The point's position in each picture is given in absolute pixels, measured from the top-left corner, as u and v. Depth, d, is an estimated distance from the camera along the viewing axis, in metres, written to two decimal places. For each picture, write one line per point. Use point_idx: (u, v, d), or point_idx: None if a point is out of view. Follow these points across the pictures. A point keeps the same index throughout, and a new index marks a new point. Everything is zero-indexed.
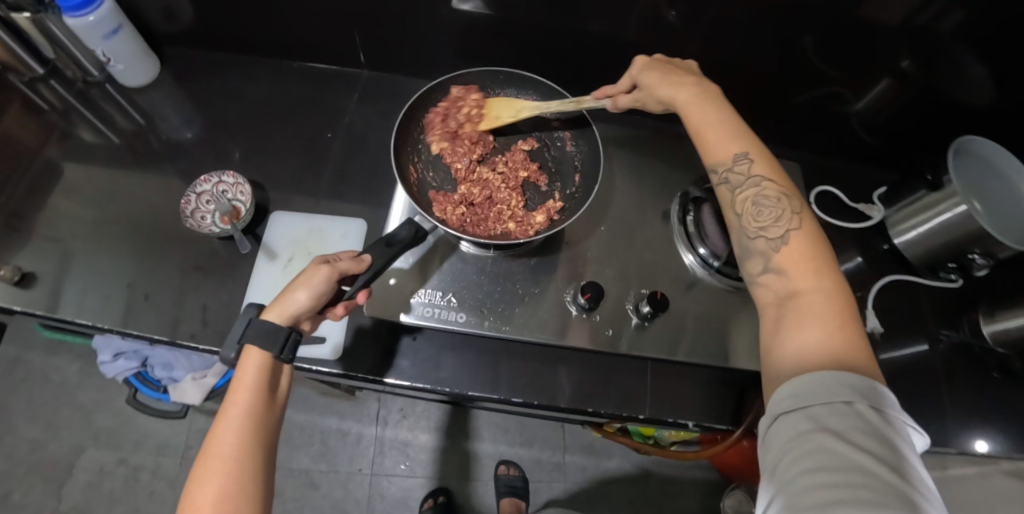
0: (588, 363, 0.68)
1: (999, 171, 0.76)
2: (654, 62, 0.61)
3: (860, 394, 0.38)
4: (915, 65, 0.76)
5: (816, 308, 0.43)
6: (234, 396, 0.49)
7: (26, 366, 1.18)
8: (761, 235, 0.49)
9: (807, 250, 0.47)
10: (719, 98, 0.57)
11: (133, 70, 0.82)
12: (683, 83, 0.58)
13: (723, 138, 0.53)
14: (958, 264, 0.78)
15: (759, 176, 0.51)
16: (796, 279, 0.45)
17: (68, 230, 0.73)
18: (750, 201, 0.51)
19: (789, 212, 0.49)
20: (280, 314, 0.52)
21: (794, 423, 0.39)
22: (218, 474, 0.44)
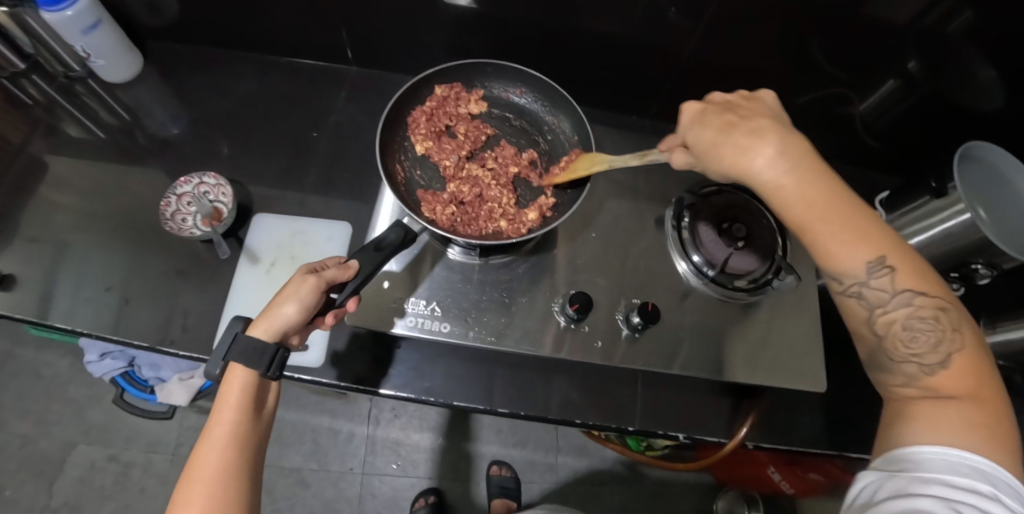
0: (577, 373, 0.67)
1: (1004, 178, 0.74)
2: (708, 113, 0.51)
3: (987, 479, 0.38)
4: (923, 67, 0.73)
5: (968, 423, 0.41)
6: (219, 414, 0.48)
7: (17, 361, 1.18)
8: (911, 358, 0.45)
9: (960, 360, 0.44)
10: (815, 166, 0.47)
11: (116, 65, 0.80)
12: (762, 153, 0.46)
13: (844, 236, 0.46)
14: (959, 274, 0.76)
15: (901, 283, 0.45)
16: (951, 397, 0.43)
17: (48, 230, 0.72)
18: (897, 321, 0.46)
19: (948, 333, 0.45)
20: (268, 329, 0.50)
21: (910, 476, 0.39)
22: (201, 496, 0.44)
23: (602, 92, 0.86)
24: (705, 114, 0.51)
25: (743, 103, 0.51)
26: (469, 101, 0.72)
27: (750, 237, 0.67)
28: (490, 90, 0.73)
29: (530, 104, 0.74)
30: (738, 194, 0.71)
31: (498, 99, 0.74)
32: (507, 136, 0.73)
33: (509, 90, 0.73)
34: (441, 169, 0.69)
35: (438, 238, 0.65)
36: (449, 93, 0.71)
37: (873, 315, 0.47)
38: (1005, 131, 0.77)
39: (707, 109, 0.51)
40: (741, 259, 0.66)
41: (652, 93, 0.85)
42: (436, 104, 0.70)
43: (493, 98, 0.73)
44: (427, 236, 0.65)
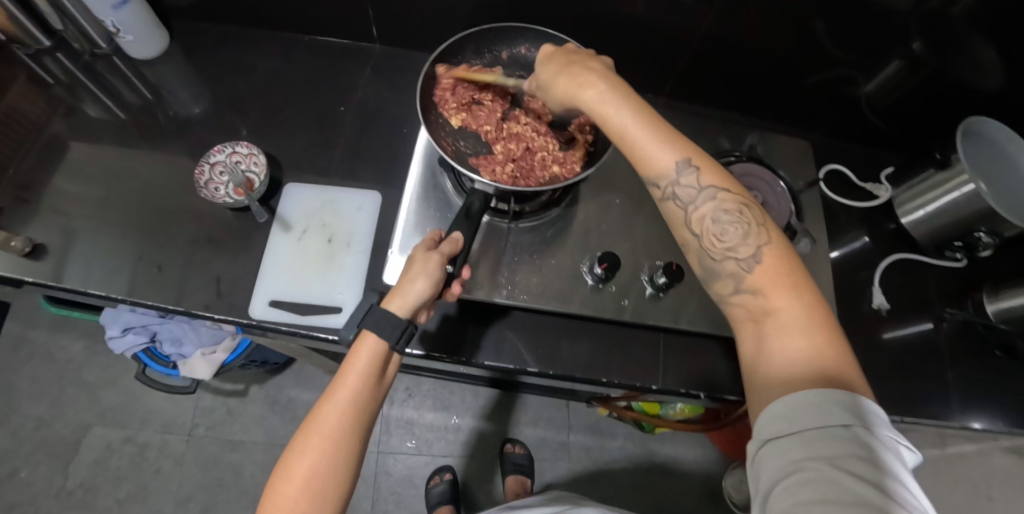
0: (601, 335, 0.69)
1: (1004, 153, 0.77)
2: (557, 54, 0.56)
3: (852, 417, 0.38)
4: (927, 47, 0.76)
5: (787, 330, 0.42)
6: (345, 375, 0.49)
7: (30, 345, 1.18)
8: (730, 255, 0.47)
9: (771, 256, 0.46)
10: (631, 91, 0.51)
11: (143, 41, 0.81)
12: (590, 81, 0.51)
13: (656, 145, 0.49)
14: (962, 243, 0.79)
15: (708, 184, 0.48)
16: (771, 296, 0.44)
17: (81, 202, 0.73)
18: (707, 218, 0.48)
19: (753, 225, 0.47)
20: (402, 304, 0.52)
21: (786, 448, 0.38)
22: (317, 451, 0.45)
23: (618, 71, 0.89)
24: (553, 54, 0.56)
25: (584, 52, 0.57)
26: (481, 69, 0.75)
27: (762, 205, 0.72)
28: (496, 53, 0.76)
29: (536, 56, 0.76)
30: (754, 165, 0.76)
31: (507, 60, 0.76)
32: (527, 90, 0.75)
33: (514, 50, 0.76)
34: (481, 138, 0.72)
35: (501, 215, 0.68)
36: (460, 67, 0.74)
37: (687, 215, 0.49)
38: (1003, 109, 0.80)
39: (555, 53, 0.56)
40: None
41: (666, 72, 0.87)
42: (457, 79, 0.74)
43: (502, 59, 0.76)
44: (489, 218, 0.69)
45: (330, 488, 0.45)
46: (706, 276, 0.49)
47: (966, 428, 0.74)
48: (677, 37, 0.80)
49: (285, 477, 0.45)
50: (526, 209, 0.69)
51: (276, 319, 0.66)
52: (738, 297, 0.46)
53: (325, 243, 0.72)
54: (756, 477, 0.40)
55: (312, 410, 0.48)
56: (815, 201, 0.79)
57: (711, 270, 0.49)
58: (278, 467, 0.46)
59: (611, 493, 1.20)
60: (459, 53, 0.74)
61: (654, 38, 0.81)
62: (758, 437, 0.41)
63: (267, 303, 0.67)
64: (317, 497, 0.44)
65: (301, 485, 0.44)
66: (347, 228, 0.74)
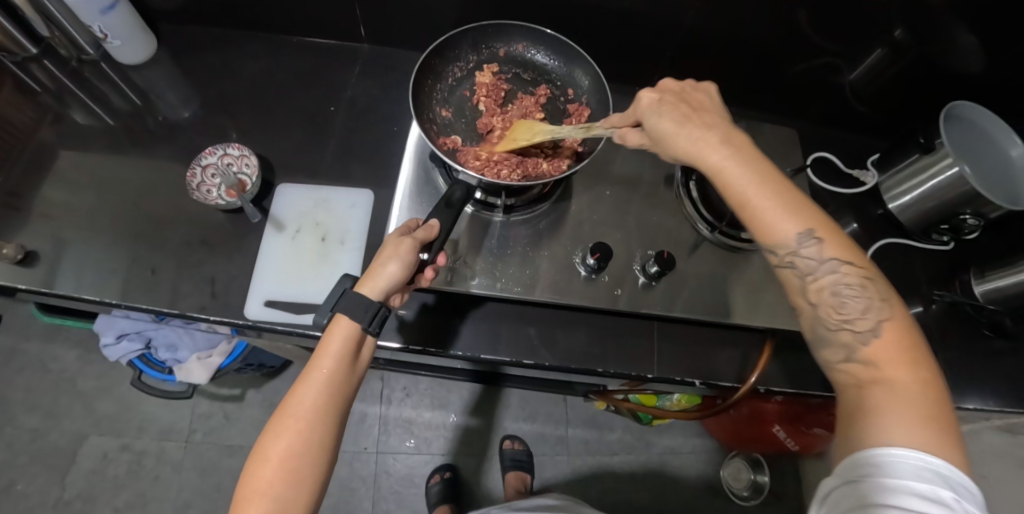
0: (595, 325, 0.70)
1: (987, 135, 0.79)
2: (665, 101, 0.53)
3: (943, 484, 0.36)
4: (908, 35, 0.77)
5: (895, 401, 0.40)
6: (319, 359, 0.50)
7: (23, 356, 1.17)
8: (846, 327, 0.45)
9: (896, 333, 0.43)
10: (754, 153, 0.49)
11: (131, 46, 0.81)
12: (710, 142, 0.50)
13: (779, 210, 0.47)
14: (949, 226, 0.80)
15: (833, 256, 0.46)
16: (886, 366, 0.42)
17: (71, 208, 0.73)
18: (827, 288, 0.47)
19: (876, 300, 0.45)
20: (374, 288, 0.52)
21: (864, 490, 0.38)
22: (291, 433, 0.46)
23: (607, 65, 0.89)
24: (661, 98, 0.54)
25: (697, 98, 0.54)
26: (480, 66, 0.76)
27: None
28: (494, 50, 0.77)
29: (533, 54, 0.77)
30: None
31: (503, 57, 0.77)
32: (521, 88, 0.77)
33: (510, 47, 0.76)
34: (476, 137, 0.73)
35: (482, 206, 0.69)
36: (457, 64, 0.75)
37: (804, 282, 0.48)
38: (984, 93, 0.82)
39: (663, 98, 0.54)
40: None
41: (653, 65, 0.88)
42: (454, 76, 0.76)
43: (500, 57, 0.77)
44: (472, 209, 0.69)
45: (306, 470, 0.46)
46: (817, 341, 0.48)
47: (958, 407, 0.75)
48: (663, 30, 0.81)
49: (261, 460, 0.46)
50: (517, 203, 0.69)
51: (272, 318, 0.67)
52: (847, 365, 0.44)
53: (319, 242, 0.72)
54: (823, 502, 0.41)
55: (288, 393, 0.49)
56: (803, 188, 0.80)
57: (823, 338, 0.47)
58: (254, 450, 0.47)
59: (611, 485, 1.21)
60: (456, 49, 0.74)
61: (640, 32, 0.82)
62: (835, 474, 0.41)
63: (262, 303, 0.67)
64: (293, 478, 0.45)
65: (278, 468, 0.45)
66: (339, 226, 0.74)
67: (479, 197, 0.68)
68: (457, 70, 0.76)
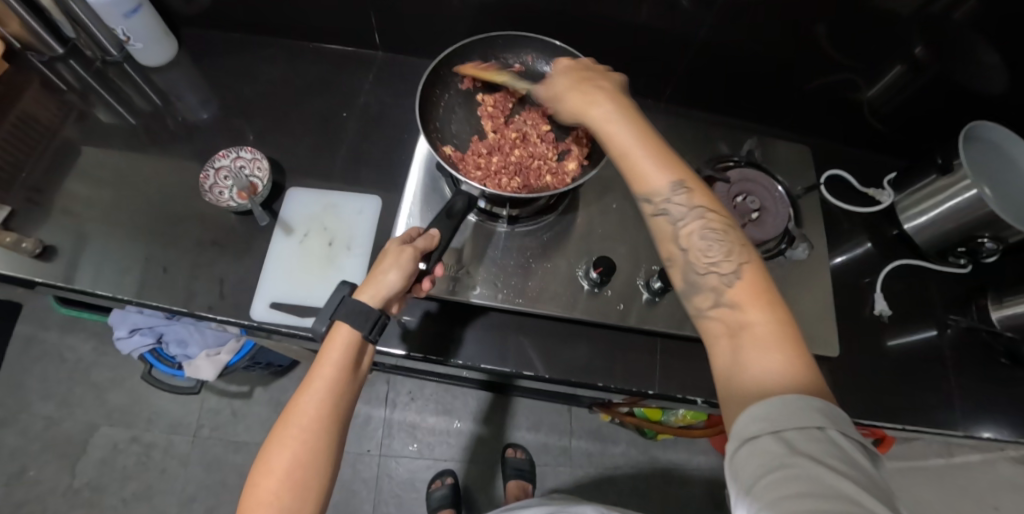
0: (599, 340, 0.69)
1: (1009, 156, 0.76)
2: (574, 68, 0.61)
3: (830, 419, 0.35)
4: (927, 52, 0.76)
5: (764, 343, 0.40)
6: (320, 368, 0.50)
7: (41, 345, 1.20)
8: (712, 271, 0.45)
9: (751, 275, 0.44)
10: (634, 112, 0.54)
11: (153, 49, 0.83)
12: (598, 101, 0.55)
13: (651, 161, 0.50)
14: (965, 249, 0.79)
15: (699, 202, 0.47)
16: (746, 308, 0.42)
17: (89, 205, 0.75)
18: (693, 234, 0.47)
19: (734, 245, 0.46)
20: (374, 295, 0.53)
21: (766, 447, 0.35)
22: (295, 443, 0.47)
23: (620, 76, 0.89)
24: (569, 67, 0.61)
25: (600, 70, 0.60)
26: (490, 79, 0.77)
27: (762, 209, 0.73)
28: (505, 61, 0.76)
29: (543, 65, 0.75)
30: (750, 170, 0.76)
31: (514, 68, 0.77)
32: (530, 100, 0.77)
33: (522, 58, 0.75)
34: (479, 149, 0.73)
35: (486, 215, 0.69)
36: (464, 74, 0.75)
37: (675, 231, 0.48)
38: (1006, 114, 0.80)
39: (571, 66, 0.61)
40: (757, 229, 0.71)
41: (666, 79, 0.88)
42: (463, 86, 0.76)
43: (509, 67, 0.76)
44: (474, 217, 0.70)
45: (309, 480, 0.47)
46: (686, 291, 0.47)
47: (972, 437, 0.72)
48: (677, 44, 0.81)
49: (267, 470, 0.47)
50: (521, 215, 0.70)
51: (276, 320, 0.68)
52: (715, 312, 0.44)
53: (325, 247, 0.73)
54: (729, 476, 0.37)
55: (291, 401, 0.50)
56: (815, 206, 0.79)
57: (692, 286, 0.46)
58: (259, 461, 0.48)
59: (613, 499, 1.20)
60: (465, 60, 0.75)
61: (653, 45, 0.82)
62: (733, 437, 0.37)
63: (268, 305, 0.68)
64: (299, 489, 0.46)
65: (281, 479, 0.46)
66: (347, 232, 0.75)
67: (483, 207, 0.69)
68: (465, 80, 0.76)
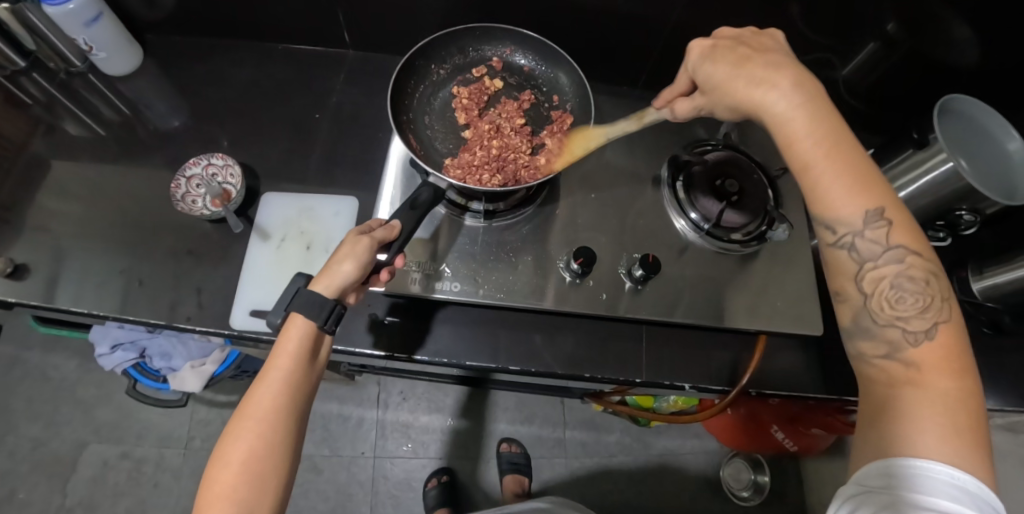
0: (585, 330, 0.69)
1: (983, 128, 0.77)
2: (719, 48, 0.53)
3: (965, 499, 0.37)
4: (901, 28, 0.76)
5: (941, 407, 0.40)
6: (276, 359, 0.50)
7: (24, 365, 1.18)
8: (898, 320, 0.45)
9: (946, 336, 0.44)
10: (825, 107, 0.48)
11: (118, 57, 0.81)
12: (779, 92, 0.48)
13: (844, 184, 0.46)
14: (946, 222, 0.80)
15: (897, 241, 0.46)
16: (926, 367, 0.42)
17: (61, 220, 0.73)
18: (884, 278, 0.47)
19: (933, 299, 0.45)
20: (328, 286, 0.52)
21: (882, 497, 0.39)
22: (251, 435, 0.46)
23: (596, 64, 0.88)
24: (714, 47, 0.53)
25: (755, 43, 0.53)
26: (468, 71, 0.76)
27: (743, 192, 0.72)
28: (483, 54, 0.77)
29: (519, 59, 0.77)
30: (727, 152, 0.75)
31: (491, 60, 0.77)
32: (507, 92, 0.76)
33: (500, 52, 0.77)
34: (449, 139, 0.74)
35: (456, 207, 0.69)
36: (442, 66, 0.75)
37: (862, 267, 0.47)
38: (980, 86, 0.80)
39: (719, 45, 0.53)
40: (737, 213, 0.70)
41: (641, 65, 0.87)
42: (437, 77, 0.75)
43: (487, 60, 0.77)
44: (443, 208, 0.70)
45: (266, 473, 0.46)
46: (857, 329, 0.48)
47: None
48: (651, 31, 0.81)
49: (222, 464, 0.46)
50: (499, 208, 0.69)
51: (257, 328, 0.67)
52: (885, 357, 0.45)
53: (303, 250, 0.72)
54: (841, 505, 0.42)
55: (247, 394, 0.49)
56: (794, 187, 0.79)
57: (865, 327, 0.47)
58: (214, 456, 0.47)
59: (610, 487, 1.20)
60: (442, 51, 0.75)
61: (626, 32, 0.81)
62: (852, 483, 0.41)
63: (248, 313, 0.67)
64: (256, 480, 0.46)
65: (237, 473, 0.45)
66: (324, 235, 0.74)
67: (453, 199, 0.69)
68: (444, 72, 0.76)
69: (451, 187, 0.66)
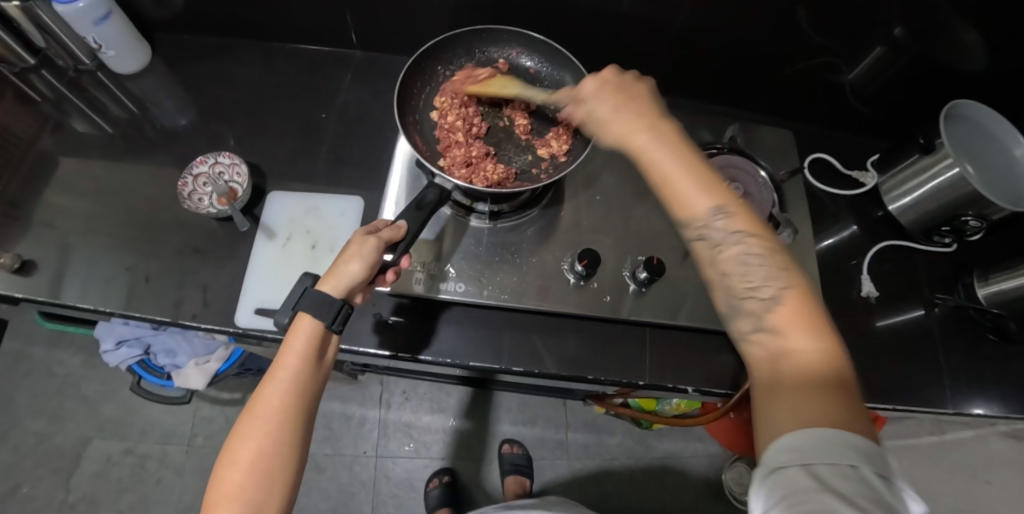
0: (588, 332, 0.69)
1: (990, 133, 0.77)
2: (607, 87, 0.58)
3: (863, 458, 0.35)
4: (908, 33, 0.76)
5: (816, 374, 0.40)
6: (282, 359, 0.50)
7: (29, 361, 1.19)
8: (752, 295, 0.44)
9: (795, 303, 0.43)
10: (674, 134, 0.53)
11: (127, 55, 0.82)
12: (637, 126, 0.53)
13: (693, 186, 0.48)
14: (950, 228, 0.79)
15: (739, 224, 0.45)
16: (790, 338, 0.42)
17: (68, 217, 0.74)
18: (733, 258, 0.45)
19: (778, 270, 0.44)
20: (336, 286, 0.53)
21: (794, 479, 0.35)
22: (259, 435, 0.47)
23: (601, 66, 0.88)
24: (600, 90, 0.58)
25: (631, 85, 0.58)
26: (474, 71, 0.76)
27: None
28: (490, 56, 0.77)
29: (526, 61, 0.77)
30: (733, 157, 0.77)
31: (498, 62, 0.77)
32: None
33: (506, 54, 0.76)
34: (444, 135, 0.72)
35: (460, 208, 0.69)
36: (449, 68, 0.75)
37: (715, 256, 0.46)
38: (986, 92, 0.80)
39: (603, 88, 0.58)
40: None
41: (647, 68, 0.88)
42: (444, 78, 0.75)
43: (493, 61, 0.76)
44: (447, 210, 0.70)
45: (274, 473, 0.46)
46: (727, 315, 0.46)
47: (962, 414, 0.73)
48: (657, 34, 0.81)
49: (231, 464, 0.46)
50: (505, 209, 0.70)
51: (262, 326, 0.67)
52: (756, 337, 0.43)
53: (308, 249, 0.73)
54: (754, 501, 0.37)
55: (254, 393, 0.49)
56: (799, 191, 0.79)
57: (731, 311, 0.45)
58: (222, 455, 0.47)
59: (611, 490, 1.20)
60: (449, 52, 0.75)
61: (632, 35, 0.81)
62: (762, 465, 0.37)
63: (252, 311, 0.68)
64: (264, 481, 0.46)
65: (245, 473, 0.45)
66: (330, 234, 0.74)
67: (458, 200, 0.69)
68: (450, 74, 0.76)
69: (456, 188, 0.67)
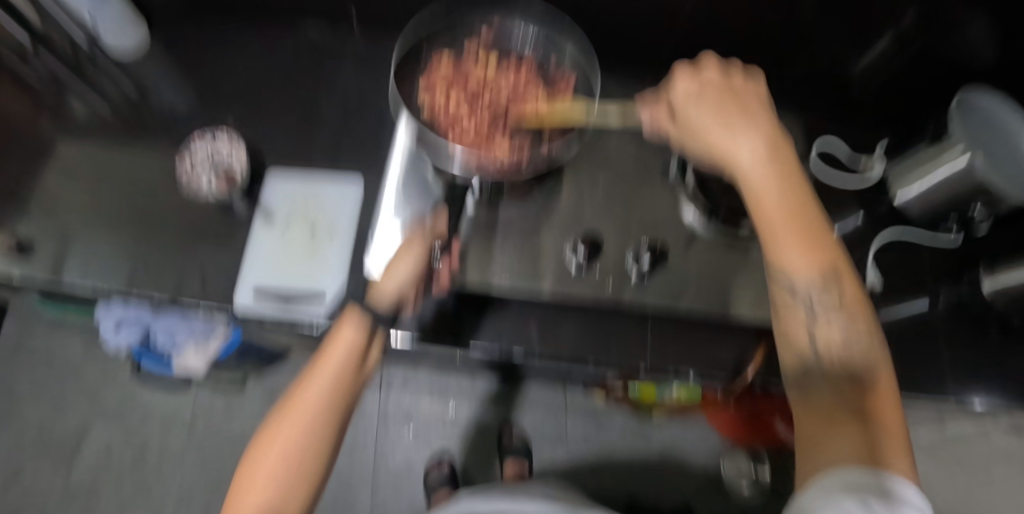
0: (589, 317, 0.68)
1: (1002, 118, 0.74)
2: (706, 91, 0.53)
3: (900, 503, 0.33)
4: (916, 26, 0.74)
5: (880, 440, 0.38)
6: (327, 355, 0.53)
7: (30, 345, 1.19)
8: (836, 358, 0.44)
9: (876, 379, 0.43)
10: (790, 166, 0.49)
11: (124, 36, 0.81)
12: (747, 144, 0.50)
13: (798, 233, 0.46)
14: (955, 216, 0.79)
15: (840, 287, 0.46)
16: (861, 406, 0.41)
17: (67, 201, 0.73)
18: (824, 320, 0.45)
19: (869, 344, 0.45)
20: (387, 287, 0.57)
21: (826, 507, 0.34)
22: (292, 423, 0.49)
23: (605, 51, 0.87)
24: (701, 91, 0.53)
25: (740, 88, 0.54)
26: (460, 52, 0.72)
27: None
28: (470, 36, 0.74)
29: (507, 31, 0.75)
30: None
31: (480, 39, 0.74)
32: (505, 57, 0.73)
33: (487, 30, 0.75)
34: (443, 119, 0.66)
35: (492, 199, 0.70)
36: (430, 55, 0.72)
37: (802, 305, 0.46)
38: (994, 81, 0.79)
39: (703, 87, 0.53)
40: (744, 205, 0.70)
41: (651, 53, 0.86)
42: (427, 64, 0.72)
43: (475, 38, 0.74)
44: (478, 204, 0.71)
45: (303, 461, 0.48)
46: (797, 366, 0.46)
47: (963, 405, 0.73)
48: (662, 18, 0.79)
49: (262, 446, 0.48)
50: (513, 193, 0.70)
51: (261, 309, 0.67)
52: (823, 397, 0.43)
53: (307, 233, 0.72)
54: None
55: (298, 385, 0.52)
56: None
57: (805, 364, 0.45)
58: (257, 437, 0.50)
59: (610, 478, 1.21)
60: (428, 43, 0.72)
61: (636, 21, 0.80)
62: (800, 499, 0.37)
63: (252, 294, 0.67)
64: (291, 469, 0.48)
65: (274, 456, 0.47)
66: (328, 216, 0.73)
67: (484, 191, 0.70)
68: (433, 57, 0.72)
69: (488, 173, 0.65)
